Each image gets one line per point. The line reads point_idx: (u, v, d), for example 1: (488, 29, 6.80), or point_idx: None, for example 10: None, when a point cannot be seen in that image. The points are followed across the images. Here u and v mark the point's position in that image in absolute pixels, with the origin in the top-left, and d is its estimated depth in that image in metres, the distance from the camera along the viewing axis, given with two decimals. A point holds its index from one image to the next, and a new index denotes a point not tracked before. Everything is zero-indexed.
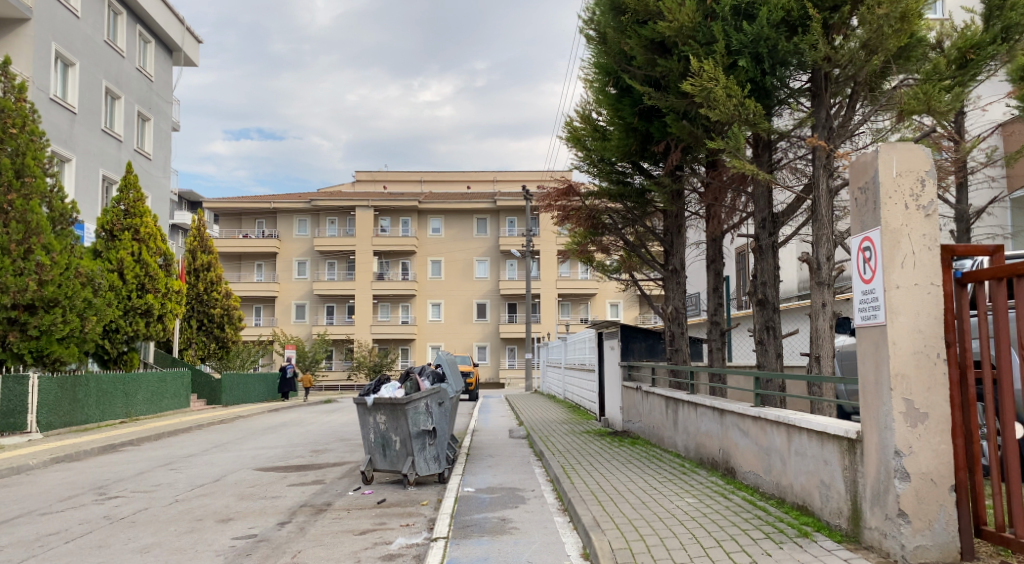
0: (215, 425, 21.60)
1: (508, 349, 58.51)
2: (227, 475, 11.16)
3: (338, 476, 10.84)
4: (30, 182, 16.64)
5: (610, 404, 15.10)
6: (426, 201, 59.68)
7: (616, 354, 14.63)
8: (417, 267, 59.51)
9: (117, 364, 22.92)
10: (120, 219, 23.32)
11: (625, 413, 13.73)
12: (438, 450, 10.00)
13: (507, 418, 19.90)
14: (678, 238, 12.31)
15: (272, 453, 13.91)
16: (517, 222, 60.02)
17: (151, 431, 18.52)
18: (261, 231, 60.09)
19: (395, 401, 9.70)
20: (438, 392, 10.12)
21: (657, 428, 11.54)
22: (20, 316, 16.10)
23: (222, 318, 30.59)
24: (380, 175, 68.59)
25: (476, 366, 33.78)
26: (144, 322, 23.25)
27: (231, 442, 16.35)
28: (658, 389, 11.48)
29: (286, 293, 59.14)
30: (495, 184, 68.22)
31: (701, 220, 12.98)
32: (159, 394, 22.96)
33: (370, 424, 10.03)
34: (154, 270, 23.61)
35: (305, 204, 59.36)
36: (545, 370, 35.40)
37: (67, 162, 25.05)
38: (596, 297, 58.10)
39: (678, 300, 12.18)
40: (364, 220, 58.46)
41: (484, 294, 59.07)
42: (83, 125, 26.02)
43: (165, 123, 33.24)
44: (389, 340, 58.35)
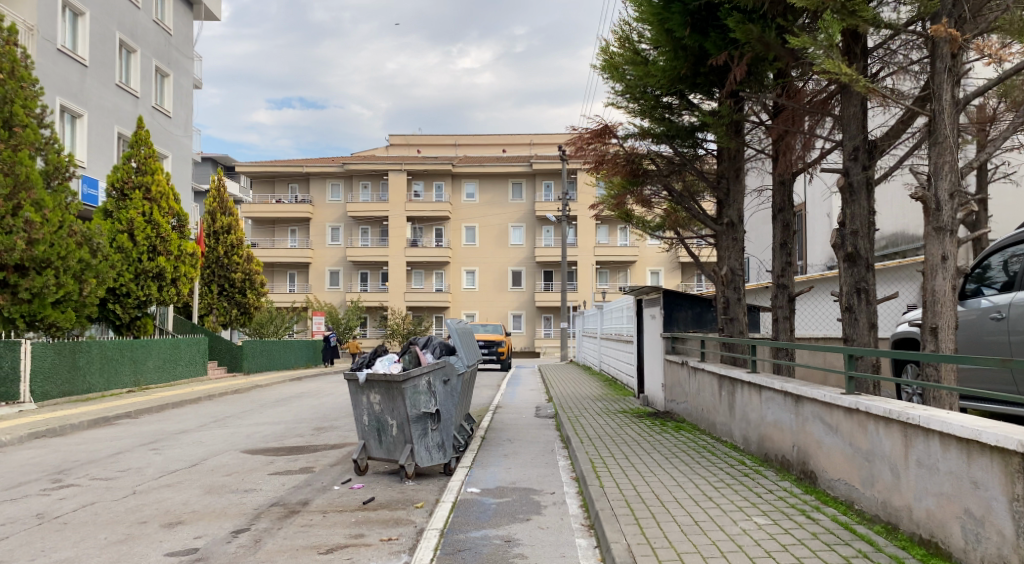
0: (229, 395, 20.42)
1: (543, 318, 56.88)
2: (207, 460, 9.68)
3: (330, 463, 9.30)
4: (19, 132, 15.23)
5: (650, 381, 13.29)
6: (461, 165, 57.84)
7: (657, 324, 12.72)
8: (452, 233, 57.94)
9: (130, 330, 22.13)
10: (131, 177, 22.08)
11: (668, 392, 11.91)
12: (442, 437, 8.35)
13: (536, 393, 18.23)
14: (736, 188, 10.25)
15: (270, 431, 12.48)
16: (554, 186, 57.83)
17: (156, 402, 17.30)
18: (294, 196, 59.05)
19: (390, 379, 8.07)
20: (440, 367, 8.42)
21: (707, 412, 9.70)
22: (10, 278, 14.76)
23: (244, 283, 29.45)
24: (414, 139, 66.88)
25: (507, 335, 32.19)
26: (157, 285, 22.19)
27: (234, 417, 14.98)
28: (708, 365, 9.61)
29: (320, 259, 58.23)
30: (531, 147, 66.00)
31: (765, 159, 10.82)
32: (172, 361, 21.93)
33: (363, 405, 8.45)
34: (166, 232, 22.47)
35: (338, 168, 58.10)
36: (580, 339, 33.81)
37: (79, 118, 23.90)
38: (635, 265, 55.88)
39: (735, 260, 10.09)
40: (397, 184, 56.94)
41: (520, 261, 57.36)
42: (95, 79, 24.74)
43: (186, 80, 31.91)
44: (423, 307, 57.20)
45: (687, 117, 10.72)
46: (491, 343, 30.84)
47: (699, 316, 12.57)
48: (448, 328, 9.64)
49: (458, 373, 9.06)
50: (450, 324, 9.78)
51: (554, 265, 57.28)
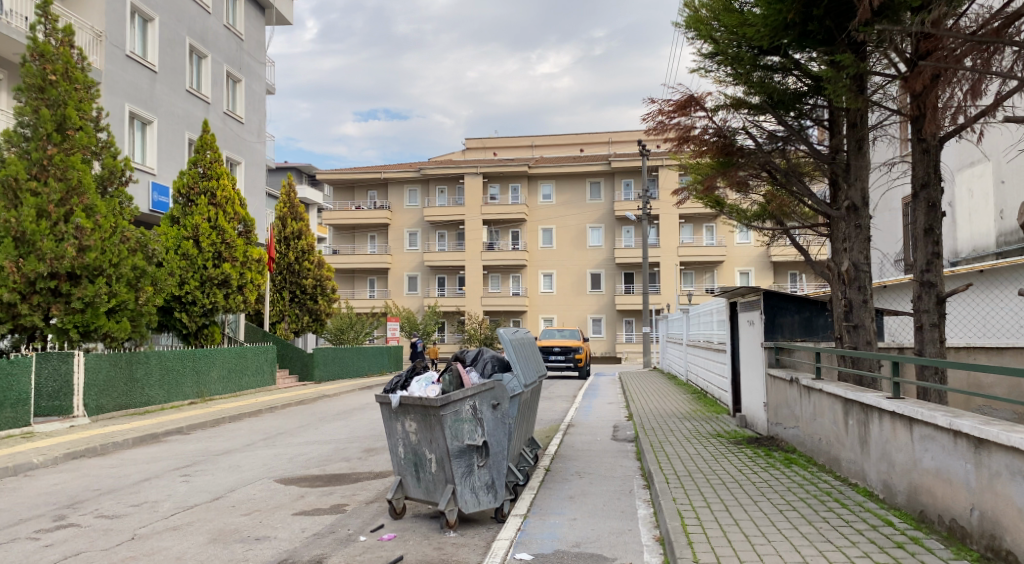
0: (292, 407, 19.59)
1: (625, 322, 54.64)
2: (232, 494, 8.45)
3: (366, 501, 7.87)
4: (73, 136, 14.73)
5: (748, 397, 11.34)
6: (537, 166, 56.50)
7: (755, 332, 10.76)
8: (529, 236, 56.56)
9: (199, 338, 22.12)
10: (197, 182, 21.93)
11: (772, 414, 9.92)
12: (492, 475, 6.80)
13: (616, 407, 16.44)
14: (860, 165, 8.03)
15: (317, 453, 11.27)
16: (634, 185, 55.63)
17: (213, 415, 16.57)
18: (372, 202, 59.19)
19: (426, 403, 6.60)
20: (488, 386, 6.87)
21: (827, 443, 7.64)
22: (62, 287, 14.19)
23: (314, 289, 29.02)
24: (490, 142, 65.98)
25: (585, 341, 30.44)
26: (223, 293, 21.82)
27: (286, 434, 13.91)
28: (829, 383, 7.59)
29: (398, 265, 58.05)
30: (610, 146, 63.91)
31: (895, 125, 8.77)
32: (238, 370, 21.49)
33: (398, 434, 7.03)
34: (231, 238, 22.03)
35: (415, 173, 57.90)
36: (664, 345, 31.84)
37: (150, 124, 23.94)
38: (723, 265, 52.89)
39: (858, 253, 7.99)
40: (473, 187, 56.07)
41: (599, 263, 55.39)
42: (165, 85, 24.73)
43: (258, 85, 31.89)
44: (500, 312, 56.04)
45: (794, 80, 8.82)
46: (568, 349, 29.12)
47: (806, 320, 10.52)
48: (499, 337, 8.07)
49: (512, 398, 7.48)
50: (501, 330, 8.19)
51: (636, 267, 55.00)
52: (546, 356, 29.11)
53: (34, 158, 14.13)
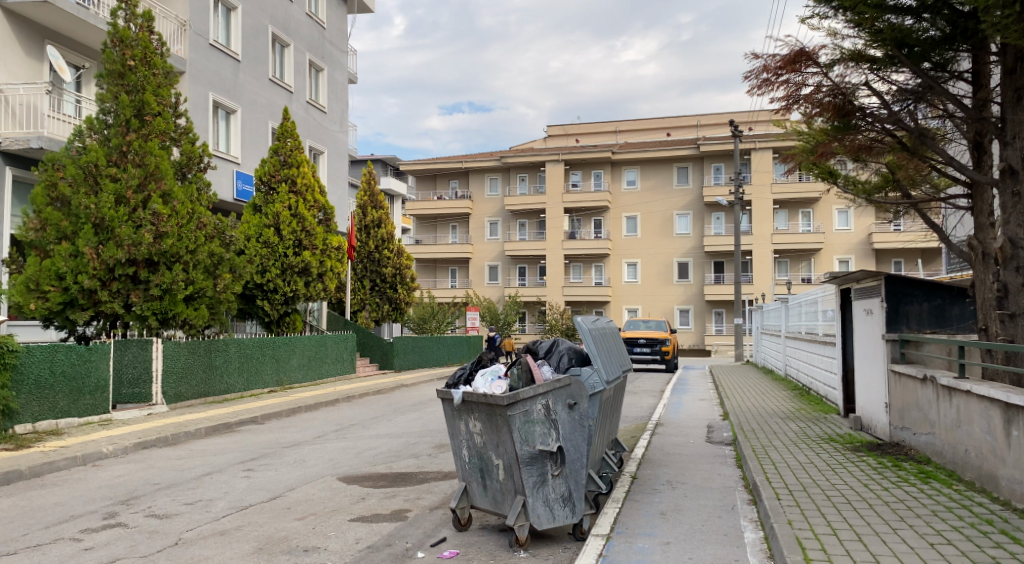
0: (370, 397, 19.29)
1: (714, 313, 52.36)
2: (290, 494, 7.92)
3: (430, 508, 7.11)
4: (151, 121, 14.75)
5: (864, 396, 9.93)
6: (620, 151, 54.83)
7: (875, 323, 9.31)
8: (612, 224, 55.02)
9: (280, 327, 22.18)
10: (278, 170, 21.99)
11: (895, 416, 8.49)
12: (568, 485, 5.89)
13: (707, 404, 15.17)
14: (1022, 116, 6.26)
15: (385, 449, 10.69)
16: (724, 169, 53.10)
17: (289, 404, 16.43)
18: (454, 192, 59.16)
19: (491, 402, 5.75)
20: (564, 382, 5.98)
21: (973, 455, 6.14)
22: (141, 273, 14.28)
23: (394, 278, 28.86)
24: (573, 128, 64.62)
25: (673, 332, 28.93)
26: (303, 281, 21.83)
27: (359, 426, 13.45)
28: (978, 384, 6.10)
29: (479, 255, 57.78)
30: (698, 129, 61.32)
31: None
32: (317, 359, 21.43)
33: (462, 435, 6.23)
34: (311, 226, 21.94)
35: (496, 161, 57.38)
36: (759, 337, 29.92)
37: (233, 113, 24.23)
38: (821, 252, 49.73)
39: (1017, 225, 6.23)
40: (555, 175, 55.05)
41: (686, 252, 53.29)
42: (248, 74, 24.93)
43: (340, 74, 31.93)
44: (583, 303, 54.87)
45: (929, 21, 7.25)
46: (654, 341, 27.78)
47: (938, 309, 8.87)
48: (575, 325, 7.09)
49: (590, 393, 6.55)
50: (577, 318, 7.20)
51: (725, 255, 52.55)
52: (631, 347, 27.87)
53: (115, 144, 14.24)
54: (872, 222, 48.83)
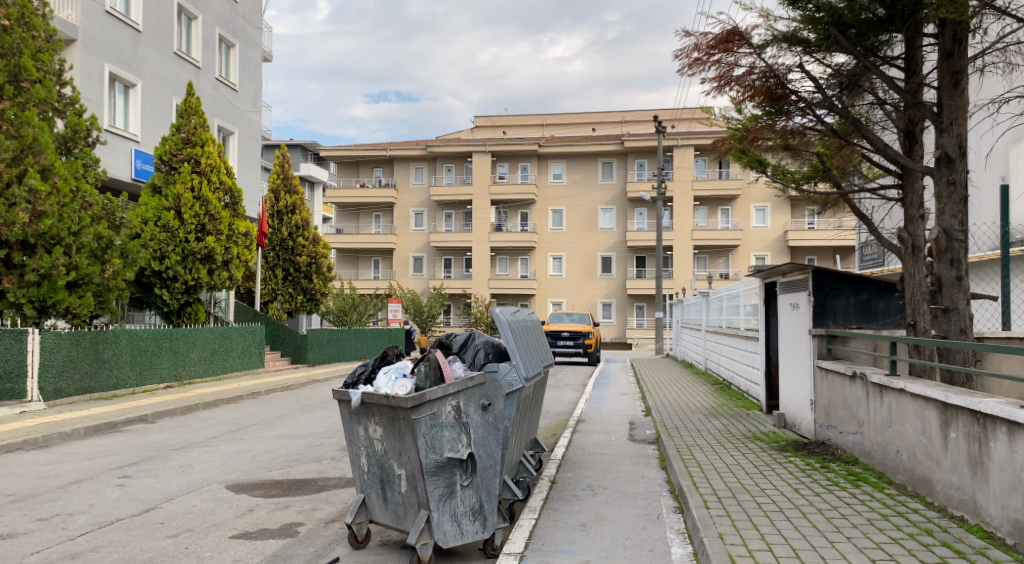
0: (277, 393, 18.10)
1: (636, 307, 52.97)
2: (166, 507, 6.94)
3: (324, 522, 6.30)
4: (28, 89, 13.19)
5: (787, 392, 9.73)
6: (547, 144, 54.63)
7: (801, 317, 9.06)
8: (538, 217, 54.79)
9: (181, 317, 20.81)
10: (180, 149, 20.42)
11: (821, 414, 8.26)
12: (479, 497, 5.24)
13: (629, 399, 14.86)
14: (958, 102, 5.98)
15: (286, 452, 9.76)
16: (648, 165, 53.70)
17: (186, 401, 15.13)
18: (378, 180, 57.52)
19: (393, 404, 5.01)
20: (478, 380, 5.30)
21: (905, 455, 5.84)
22: (14, 257, 12.75)
23: (309, 267, 27.51)
24: (500, 119, 64.00)
25: (596, 326, 28.79)
26: (206, 269, 20.43)
27: (261, 426, 12.42)
28: (913, 381, 5.79)
29: (403, 245, 56.44)
30: (623, 125, 61.88)
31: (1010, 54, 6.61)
32: (221, 352, 20.07)
33: (360, 440, 5.48)
34: (216, 210, 20.52)
35: (421, 150, 56.13)
36: (678, 332, 30.18)
37: (133, 87, 22.39)
38: (738, 249, 51.06)
39: (952, 215, 5.95)
40: (481, 166, 54.32)
41: (610, 247, 53.68)
42: (150, 46, 23.07)
43: (254, 51, 30.16)
44: (508, 296, 54.45)
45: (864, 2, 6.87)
46: (577, 334, 27.53)
47: (864, 304, 8.70)
48: (494, 316, 6.33)
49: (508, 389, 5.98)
50: (497, 309, 6.40)
51: (648, 251, 53.20)
52: (554, 341, 27.55)
53: None
54: (787, 220, 50.42)
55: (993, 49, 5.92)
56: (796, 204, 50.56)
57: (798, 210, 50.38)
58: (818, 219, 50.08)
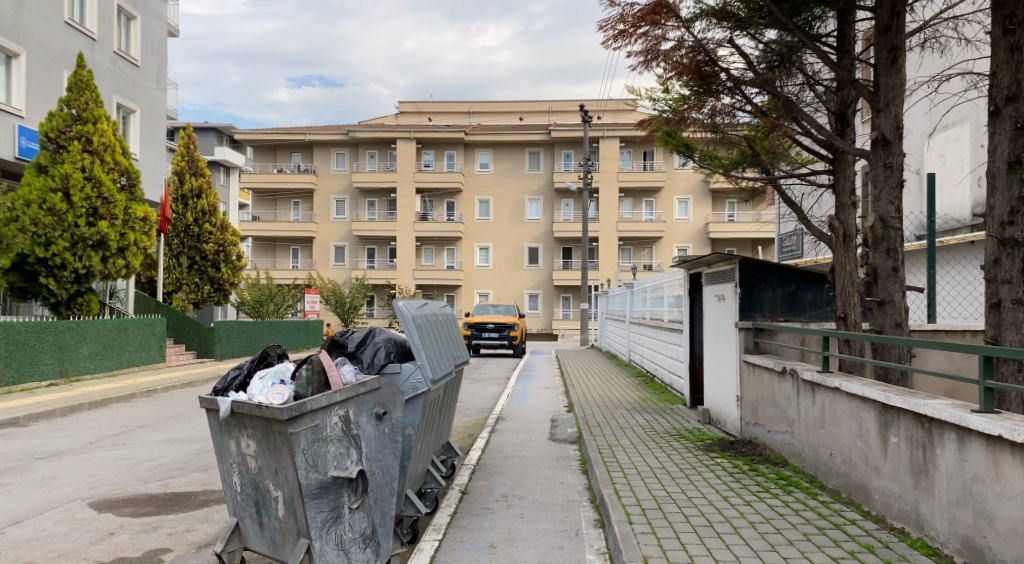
0: (176, 391, 16.72)
1: (562, 298, 52.98)
2: (9, 533, 5.89)
3: (195, 549, 5.41)
4: None
5: (712, 387, 9.38)
6: (474, 132, 53.77)
7: (727, 309, 8.70)
8: (464, 206, 53.97)
9: (71, 310, 18.95)
10: (69, 126, 18.56)
11: (747, 411, 7.92)
12: (371, 520, 4.51)
13: (553, 394, 14.36)
14: (896, 81, 5.60)
15: (171, 459, 8.72)
16: (574, 156, 53.62)
17: (68, 402, 13.66)
18: (297, 166, 55.28)
19: (268, 416, 4.22)
20: (373, 382, 4.59)
21: (839, 459, 5.46)
22: None
23: (217, 255, 25.86)
24: (425, 106, 62.61)
25: (520, 317, 28.31)
26: (99, 257, 18.73)
27: (149, 428, 11.22)
28: (847, 380, 5.41)
29: (324, 234, 54.52)
30: (550, 115, 61.67)
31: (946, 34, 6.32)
32: (115, 347, 18.45)
33: (231, 455, 4.64)
34: (111, 193, 18.82)
35: (344, 136, 54.27)
36: (603, 323, 30.10)
37: (17, 58, 20.27)
38: (661, 241, 51.71)
39: (887, 201, 5.59)
40: (406, 153, 52.97)
41: (537, 237, 53.42)
42: (36, 12, 20.95)
43: (158, 24, 28.01)
44: (433, 286, 53.44)
45: None
46: (502, 326, 26.97)
47: (792, 296, 8.37)
48: (397, 311, 5.56)
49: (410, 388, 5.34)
50: (402, 302, 5.63)
51: (574, 242, 53.25)
52: (479, 332, 26.93)
53: None
54: (708, 213, 51.44)
55: (931, 23, 5.56)
56: (717, 197, 51.65)
57: (719, 202, 51.49)
58: (738, 212, 51.33)
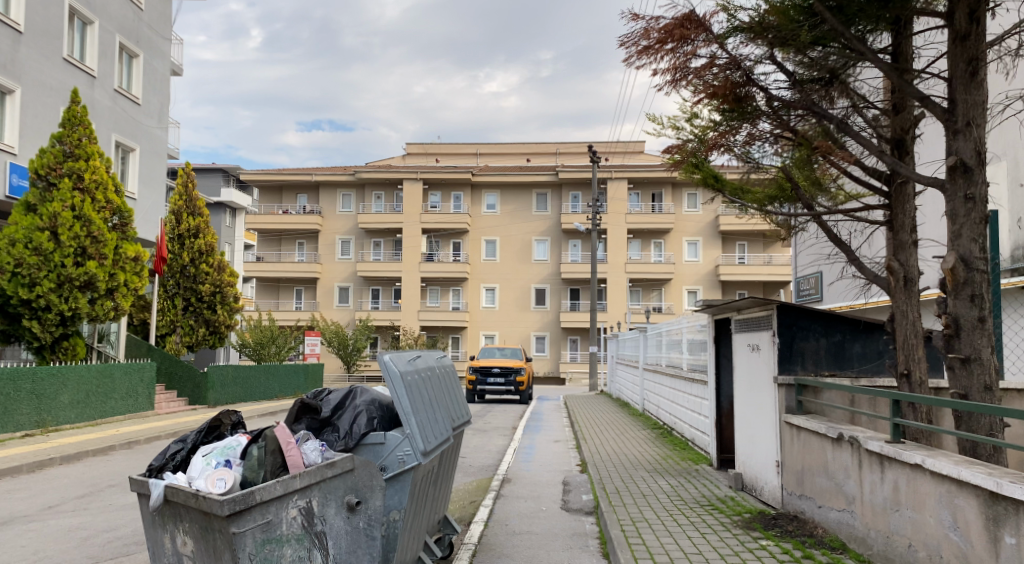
0: (160, 442, 15.63)
1: (569, 340, 51.81)
2: None
3: None
4: None
5: (746, 449, 8.35)
6: (481, 173, 53.41)
7: (763, 360, 7.72)
8: (471, 247, 53.32)
9: (55, 353, 18.04)
10: (61, 163, 17.93)
11: (792, 480, 6.90)
12: None
13: (563, 448, 13.28)
14: (977, 97, 4.73)
15: (131, 531, 7.66)
16: (581, 197, 53.13)
17: (38, 455, 12.63)
18: (303, 207, 54.95)
19: (206, 508, 3.26)
20: (345, 460, 3.70)
21: (921, 553, 4.43)
22: None
23: (213, 296, 25.15)
24: (433, 148, 62.50)
25: (528, 361, 27.23)
26: (86, 298, 17.92)
27: (120, 489, 10.17)
28: (929, 454, 4.44)
29: (328, 275, 53.84)
30: (558, 157, 61.48)
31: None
32: (99, 393, 17.48)
33: (165, 554, 3.66)
34: (100, 232, 18.08)
35: (350, 177, 54.03)
36: (614, 367, 28.95)
37: (11, 94, 19.83)
38: (671, 282, 50.70)
39: (970, 237, 4.66)
40: (412, 194, 52.63)
41: (544, 278, 52.57)
42: (34, 49, 20.59)
43: (161, 64, 27.74)
44: (438, 328, 52.41)
45: None
46: (508, 371, 25.89)
47: (837, 346, 7.42)
48: (381, 364, 4.59)
49: (398, 461, 4.38)
50: (387, 354, 4.68)
51: (582, 283, 52.36)
52: (485, 377, 25.85)
53: None
54: (718, 255, 50.56)
55: (1016, 31, 4.72)
56: (727, 239, 50.85)
57: (728, 244, 50.72)
58: (749, 254, 50.48)
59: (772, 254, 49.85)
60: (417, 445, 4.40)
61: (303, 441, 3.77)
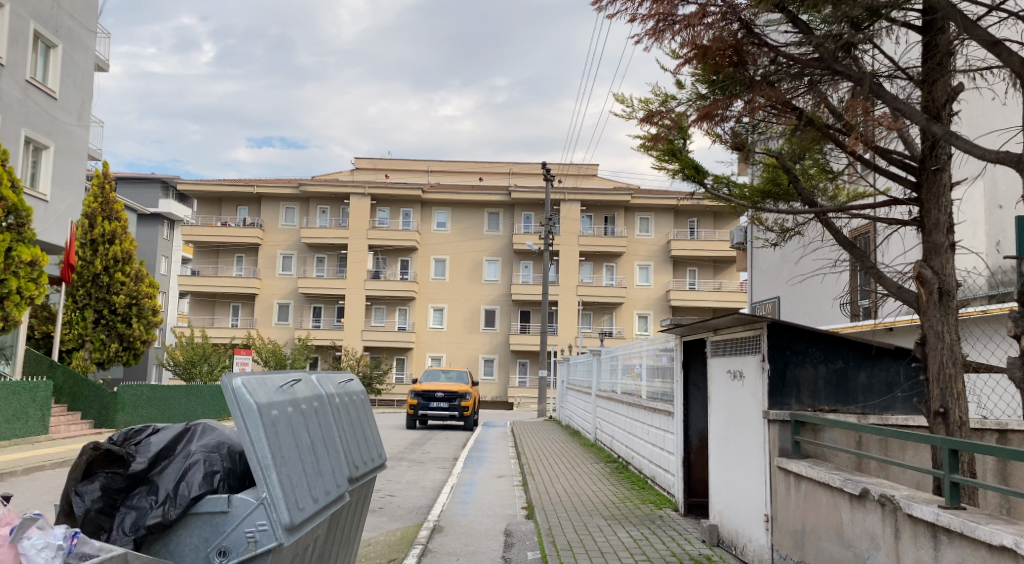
0: (44, 471, 13.41)
1: (518, 363, 50.32)
2: None
3: None
4: None
5: (724, 496, 6.96)
6: (431, 190, 51.88)
7: (748, 390, 6.40)
8: (419, 266, 51.58)
9: None
10: None
11: (787, 543, 5.53)
12: None
13: (507, 486, 11.75)
14: None
15: None
16: (534, 218, 52.09)
17: None
18: (243, 220, 52.36)
19: None
20: (113, 554, 2.45)
21: None
22: None
23: (127, 309, 23.42)
24: (382, 163, 60.66)
25: (473, 385, 25.65)
26: None
27: None
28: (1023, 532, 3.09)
29: (267, 291, 51.23)
30: (511, 177, 60.49)
31: None
32: None
33: None
34: None
35: (294, 189, 51.78)
36: (563, 393, 27.59)
37: None
38: (623, 306, 49.85)
39: None
40: (359, 209, 50.72)
41: (494, 300, 51.15)
42: None
43: (85, 57, 24.56)
44: (382, 349, 50.28)
45: None
46: (452, 395, 24.25)
47: (838, 376, 6.14)
48: (227, 392, 2.95)
49: (245, 543, 2.82)
50: (239, 376, 3.05)
51: (533, 305, 51.11)
52: (427, 402, 24.16)
53: None
54: (670, 280, 50.02)
55: None
56: (678, 264, 50.41)
57: (680, 269, 50.29)
58: (700, 280, 50.12)
59: (722, 281, 49.67)
60: (282, 517, 2.85)
61: (23, 534, 2.38)
